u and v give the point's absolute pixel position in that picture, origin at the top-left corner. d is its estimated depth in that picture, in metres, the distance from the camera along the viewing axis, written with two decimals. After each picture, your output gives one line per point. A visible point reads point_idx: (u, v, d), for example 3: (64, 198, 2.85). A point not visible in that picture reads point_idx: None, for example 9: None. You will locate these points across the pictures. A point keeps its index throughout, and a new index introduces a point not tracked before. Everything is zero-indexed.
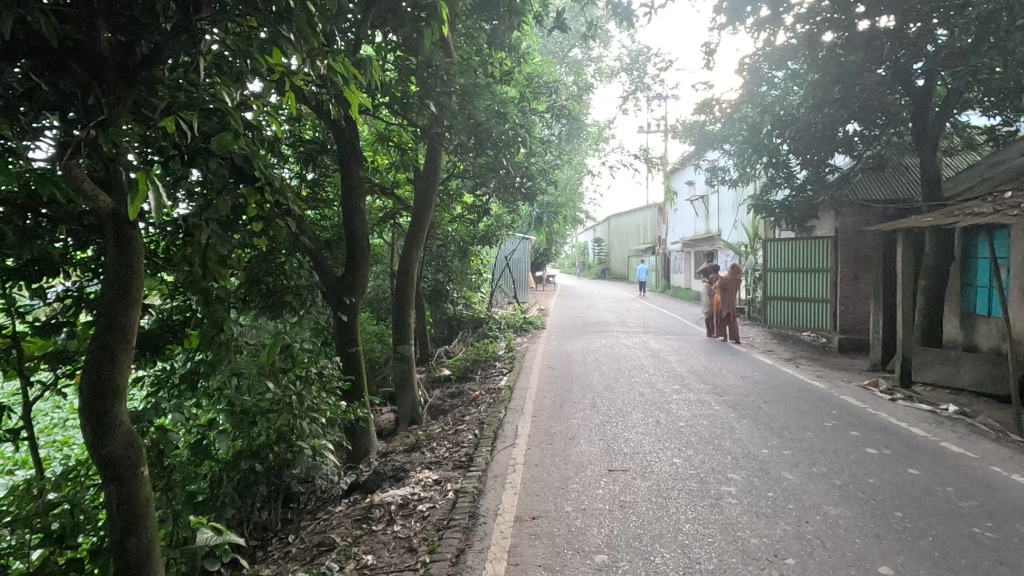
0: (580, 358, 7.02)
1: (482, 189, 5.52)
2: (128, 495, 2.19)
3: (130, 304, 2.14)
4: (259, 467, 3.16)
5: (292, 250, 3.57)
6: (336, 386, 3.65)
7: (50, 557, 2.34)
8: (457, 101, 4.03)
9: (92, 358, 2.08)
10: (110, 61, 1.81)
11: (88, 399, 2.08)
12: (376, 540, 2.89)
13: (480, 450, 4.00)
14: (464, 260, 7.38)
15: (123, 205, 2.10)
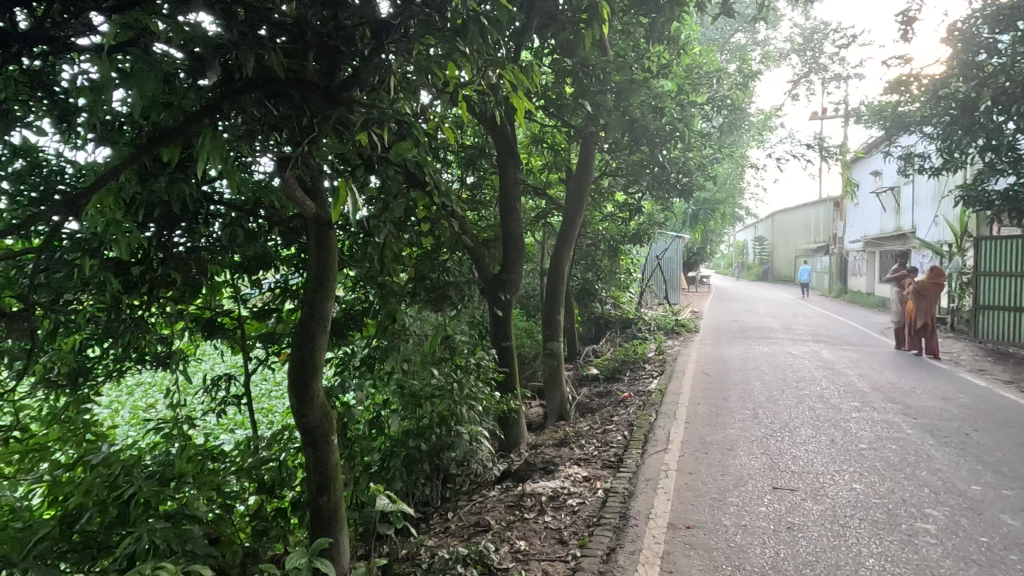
0: (738, 365, 6.54)
1: (635, 186, 5.43)
2: (322, 458, 2.54)
3: (326, 295, 2.49)
4: (423, 447, 3.37)
5: (455, 248, 3.85)
6: (491, 376, 3.89)
7: (263, 504, 2.80)
8: (614, 99, 4.02)
9: (299, 339, 2.46)
10: (318, 84, 2.06)
11: (295, 374, 2.46)
12: (528, 527, 2.99)
13: (630, 452, 3.94)
14: (614, 260, 7.33)
15: (324, 209, 2.44)
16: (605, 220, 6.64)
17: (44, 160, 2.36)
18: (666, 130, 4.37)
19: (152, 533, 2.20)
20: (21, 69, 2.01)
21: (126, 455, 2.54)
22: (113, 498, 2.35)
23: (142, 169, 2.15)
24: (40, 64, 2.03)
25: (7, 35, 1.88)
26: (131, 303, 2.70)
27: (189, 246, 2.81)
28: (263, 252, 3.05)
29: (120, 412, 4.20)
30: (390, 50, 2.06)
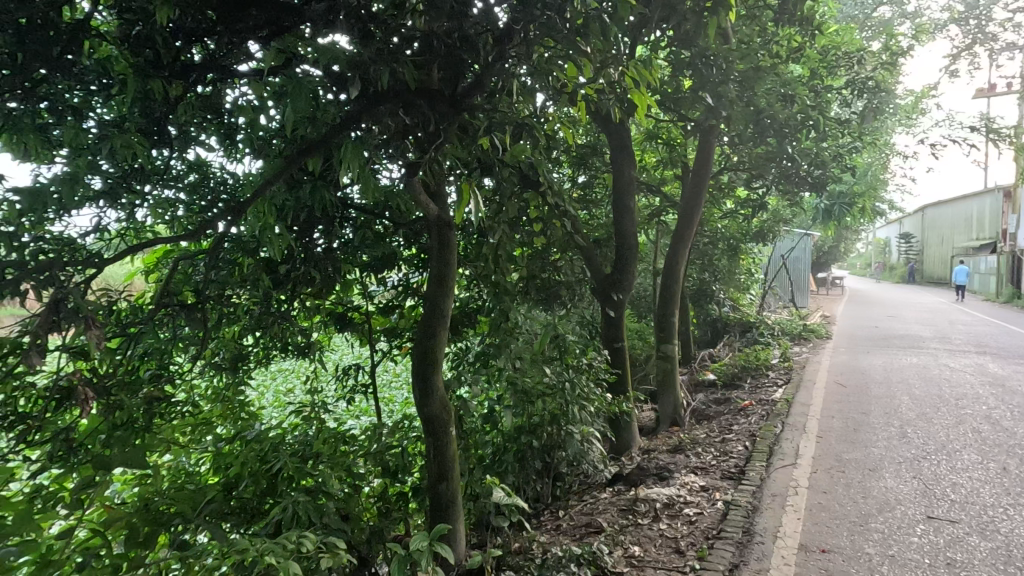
0: (880, 376, 5.87)
1: (759, 181, 5.08)
2: (441, 448, 2.68)
3: (447, 292, 2.62)
4: (536, 443, 3.42)
5: (567, 248, 3.87)
6: (603, 377, 3.86)
7: (387, 487, 3.00)
8: (737, 89, 3.81)
9: (422, 335, 2.61)
10: (445, 95, 2.20)
11: (417, 367, 2.61)
12: (643, 533, 2.93)
13: (753, 464, 3.70)
14: (733, 259, 6.91)
15: (445, 212, 2.57)
16: (725, 218, 6.28)
17: (212, 172, 2.71)
18: (798, 119, 4.05)
19: (296, 506, 2.45)
20: (197, 96, 2.30)
21: (275, 433, 2.85)
22: (265, 471, 2.63)
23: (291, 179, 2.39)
24: (211, 89, 2.33)
25: (187, 66, 2.22)
26: (276, 298, 2.98)
27: (327, 247, 3.06)
28: (387, 253, 3.27)
29: (267, 395, 4.70)
30: (510, 55, 2.12)
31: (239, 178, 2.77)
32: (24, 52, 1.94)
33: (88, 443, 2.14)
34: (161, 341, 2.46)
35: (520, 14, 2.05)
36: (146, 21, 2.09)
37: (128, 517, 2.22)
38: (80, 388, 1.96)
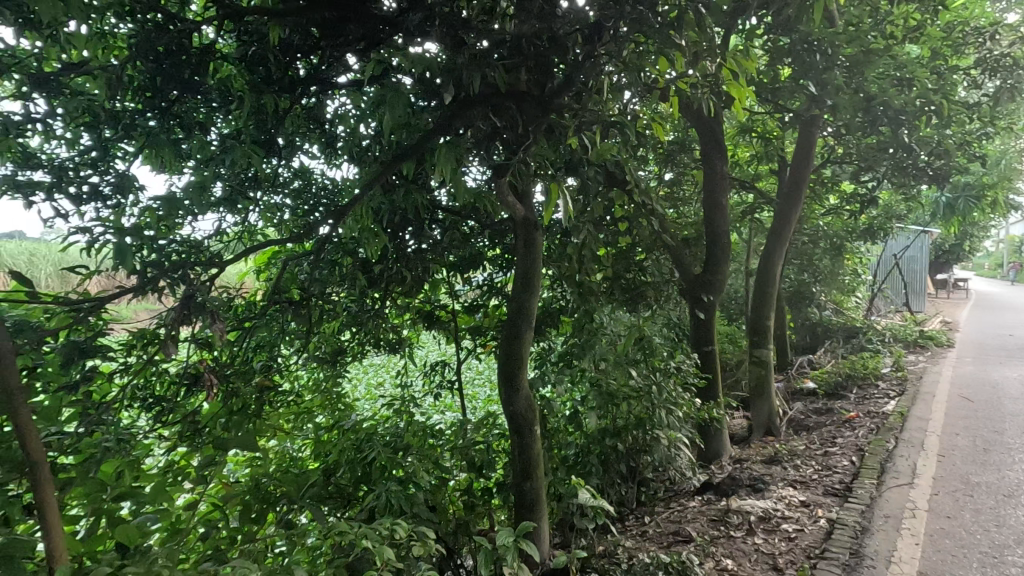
0: (1016, 391, 5.20)
1: (869, 173, 4.67)
2: (526, 446, 2.70)
3: (533, 292, 2.64)
4: (621, 446, 3.36)
5: (654, 247, 3.76)
6: (692, 381, 3.71)
7: (472, 481, 3.07)
8: (844, 75, 3.53)
9: (509, 334, 2.65)
10: (534, 96, 2.22)
11: (504, 365, 2.65)
12: (736, 546, 2.79)
13: (860, 481, 3.41)
14: (837, 259, 6.40)
15: (532, 212, 2.60)
16: (827, 214, 5.84)
17: (314, 178, 2.91)
18: (917, 104, 3.68)
19: (388, 494, 2.56)
20: (303, 108, 2.47)
21: (369, 424, 3.00)
22: (360, 459, 2.77)
23: (388, 182, 2.49)
24: (314, 101, 2.50)
25: (294, 81, 2.40)
26: (370, 295, 3.15)
27: (417, 247, 3.18)
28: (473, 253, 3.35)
29: (359, 389, 4.96)
30: (601, 54, 2.09)
31: (338, 184, 2.95)
32: (161, 75, 2.12)
33: (211, 425, 2.33)
34: (271, 335, 2.66)
35: (611, 11, 2.02)
36: (260, 42, 2.30)
37: (243, 495, 2.42)
38: (206, 375, 2.19)
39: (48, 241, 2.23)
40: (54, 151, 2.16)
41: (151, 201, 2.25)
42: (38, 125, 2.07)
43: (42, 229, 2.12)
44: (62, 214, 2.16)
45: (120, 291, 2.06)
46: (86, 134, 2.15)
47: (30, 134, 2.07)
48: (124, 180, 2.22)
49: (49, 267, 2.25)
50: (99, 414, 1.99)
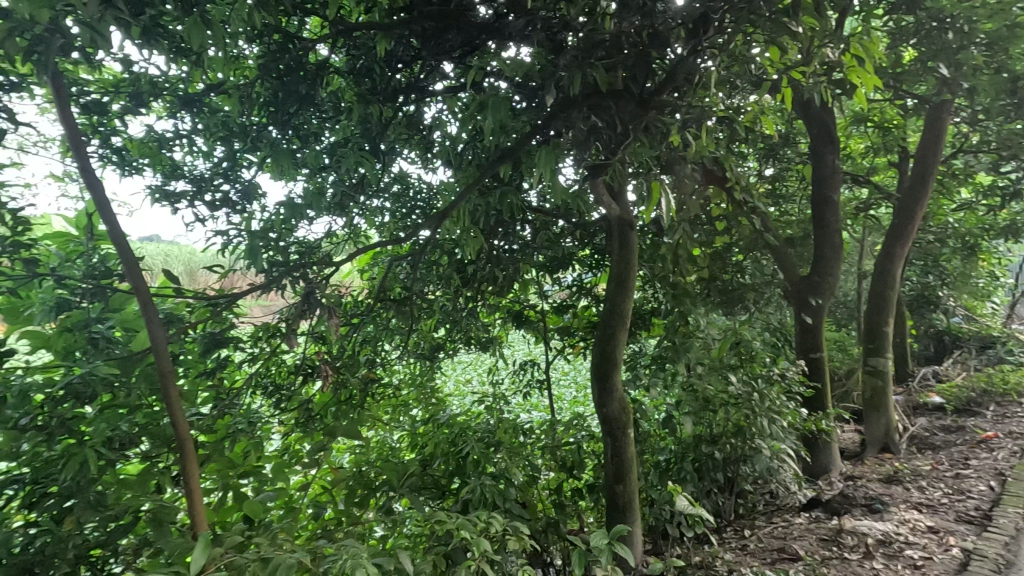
0: None
1: (1012, 164, 4.14)
2: (618, 449, 2.66)
3: (627, 293, 2.60)
4: (718, 454, 3.21)
5: (755, 246, 3.56)
6: (797, 389, 3.48)
7: (562, 481, 3.07)
8: (983, 54, 3.15)
9: (602, 334, 2.63)
10: (633, 93, 2.19)
11: (597, 366, 2.64)
12: (851, 569, 2.59)
13: (1001, 509, 3.04)
14: (969, 260, 5.73)
15: (627, 211, 2.57)
16: (958, 210, 5.22)
17: (411, 181, 3.01)
18: None
19: (483, 488, 2.62)
20: (404, 116, 2.59)
21: (463, 418, 3.08)
22: (455, 453, 2.84)
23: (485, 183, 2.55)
24: (414, 108, 2.61)
25: (396, 90, 2.51)
26: (463, 294, 3.22)
27: (508, 248, 3.23)
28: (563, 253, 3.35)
29: (448, 385, 5.10)
30: (705, 48, 2.01)
31: (432, 187, 3.07)
32: (283, 94, 2.29)
33: (323, 412, 2.50)
34: (375, 330, 2.82)
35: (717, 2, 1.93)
36: (367, 56, 2.45)
37: (348, 479, 2.58)
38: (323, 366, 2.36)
39: (186, 244, 2.42)
40: (194, 163, 2.39)
41: (274, 206, 2.46)
42: (184, 140, 2.31)
43: (184, 232, 2.38)
44: (201, 219, 2.41)
45: (252, 287, 2.28)
46: (220, 148, 2.38)
47: (178, 149, 2.32)
48: (250, 189, 2.44)
49: (179, 266, 2.41)
50: (229, 399, 2.22)
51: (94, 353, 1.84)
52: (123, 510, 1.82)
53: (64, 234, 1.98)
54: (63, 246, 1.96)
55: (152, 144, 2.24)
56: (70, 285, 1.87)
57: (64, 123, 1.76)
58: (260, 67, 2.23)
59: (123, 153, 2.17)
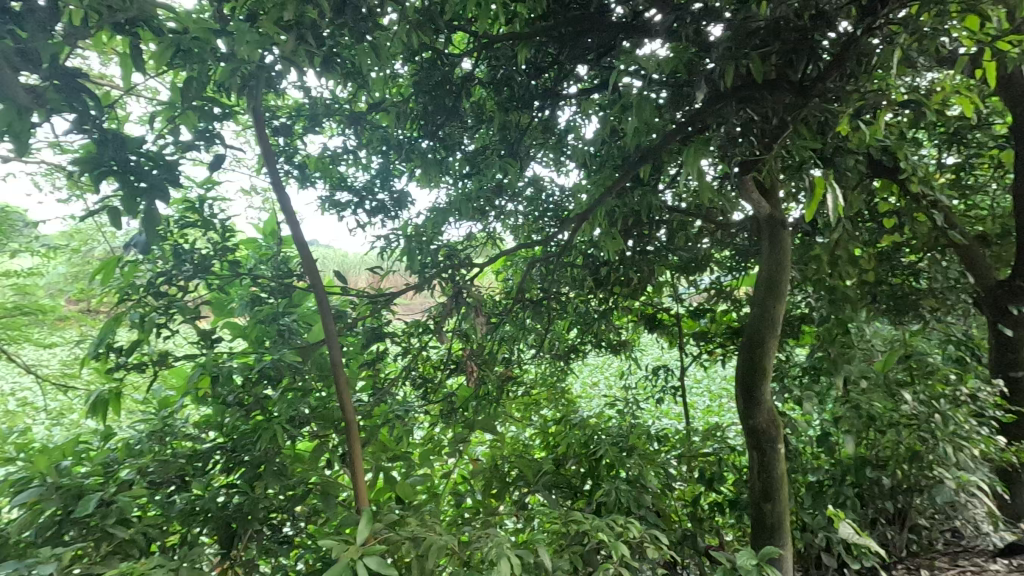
0: None
1: None
2: (766, 464, 2.48)
3: (778, 297, 2.42)
4: (885, 481, 2.85)
5: (933, 246, 3.10)
6: (990, 414, 2.97)
7: (701, 494, 2.92)
8: None
9: (749, 341, 2.48)
10: (792, 82, 1.98)
11: (742, 375, 2.49)
12: None
13: None
14: None
15: (777, 210, 2.40)
16: None
17: (544, 185, 2.96)
18: None
19: (618, 491, 2.59)
20: (540, 120, 2.62)
21: (595, 420, 3.06)
22: (588, 454, 2.83)
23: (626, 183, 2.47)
24: (550, 113, 2.64)
25: (532, 96, 2.59)
26: (594, 296, 3.20)
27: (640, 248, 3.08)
28: (700, 255, 3.17)
29: (574, 387, 5.09)
30: (884, 25, 1.78)
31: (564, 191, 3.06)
32: (432, 108, 2.45)
33: (464, 406, 2.63)
34: (512, 330, 2.91)
35: None
36: (508, 66, 2.52)
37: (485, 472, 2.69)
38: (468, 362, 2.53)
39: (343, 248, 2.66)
40: (356, 176, 2.64)
41: (423, 212, 2.65)
42: (350, 155, 2.56)
43: (347, 237, 2.65)
44: (362, 225, 2.68)
45: (406, 287, 2.52)
46: (378, 160, 2.61)
47: (345, 163, 2.57)
48: (402, 197, 2.69)
49: (333, 265, 2.57)
50: (384, 387, 2.44)
51: (281, 342, 2.11)
52: (300, 481, 2.07)
53: (256, 239, 2.28)
54: (256, 249, 2.25)
55: (325, 160, 2.52)
56: (262, 284, 2.16)
57: (261, 144, 2.06)
58: (415, 86, 2.40)
59: (302, 167, 2.47)
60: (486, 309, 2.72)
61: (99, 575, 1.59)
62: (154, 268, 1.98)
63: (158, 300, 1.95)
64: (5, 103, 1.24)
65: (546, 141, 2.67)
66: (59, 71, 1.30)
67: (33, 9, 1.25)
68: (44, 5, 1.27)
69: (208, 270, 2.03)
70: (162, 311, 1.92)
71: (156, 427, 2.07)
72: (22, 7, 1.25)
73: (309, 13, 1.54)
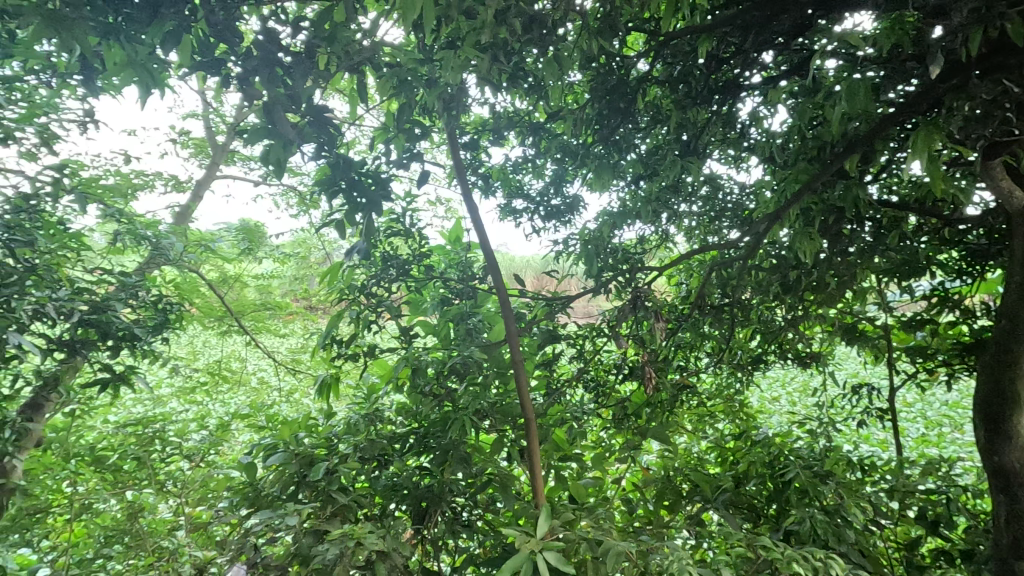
0: None
1: None
2: (1019, 513, 2.02)
3: None
4: None
5: None
6: None
7: (923, 537, 2.46)
8: None
9: (993, 365, 2.09)
10: None
11: (985, 403, 2.12)
12: None
13: None
14: None
15: None
16: None
17: (721, 184, 2.74)
18: None
19: (814, 521, 2.27)
20: (718, 115, 2.43)
21: (782, 438, 2.77)
22: (775, 476, 2.55)
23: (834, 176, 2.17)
24: (731, 106, 2.42)
25: (712, 89, 2.38)
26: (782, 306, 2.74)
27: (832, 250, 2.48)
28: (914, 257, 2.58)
29: (752, 400, 4.69)
30: None
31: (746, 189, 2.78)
32: (607, 113, 2.41)
33: (637, 412, 2.57)
34: (690, 336, 2.76)
35: None
36: (686, 61, 2.32)
37: (657, 482, 2.60)
38: (646, 369, 2.49)
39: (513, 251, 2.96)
40: (532, 183, 2.76)
41: (593, 218, 2.69)
42: (530, 163, 2.69)
43: (523, 242, 2.78)
44: (537, 230, 2.79)
45: (584, 290, 2.55)
46: (553, 167, 2.70)
47: (524, 171, 2.72)
48: (574, 201, 2.74)
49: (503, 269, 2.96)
50: (558, 387, 2.50)
51: (468, 339, 2.27)
52: (481, 471, 2.20)
53: (445, 245, 2.49)
54: (446, 254, 2.44)
55: (506, 170, 2.68)
56: (450, 287, 2.37)
57: (453, 158, 2.25)
58: (591, 92, 2.37)
59: (486, 177, 2.66)
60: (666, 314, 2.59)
61: (326, 532, 1.87)
62: (366, 271, 2.27)
63: (369, 300, 2.24)
64: (276, 138, 1.51)
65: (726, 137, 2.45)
66: (312, 109, 1.55)
67: (295, 58, 1.49)
68: (302, 53, 1.50)
69: (408, 274, 2.28)
70: (373, 310, 2.20)
71: (365, 410, 2.37)
72: (288, 58, 1.49)
73: (500, 34, 1.63)
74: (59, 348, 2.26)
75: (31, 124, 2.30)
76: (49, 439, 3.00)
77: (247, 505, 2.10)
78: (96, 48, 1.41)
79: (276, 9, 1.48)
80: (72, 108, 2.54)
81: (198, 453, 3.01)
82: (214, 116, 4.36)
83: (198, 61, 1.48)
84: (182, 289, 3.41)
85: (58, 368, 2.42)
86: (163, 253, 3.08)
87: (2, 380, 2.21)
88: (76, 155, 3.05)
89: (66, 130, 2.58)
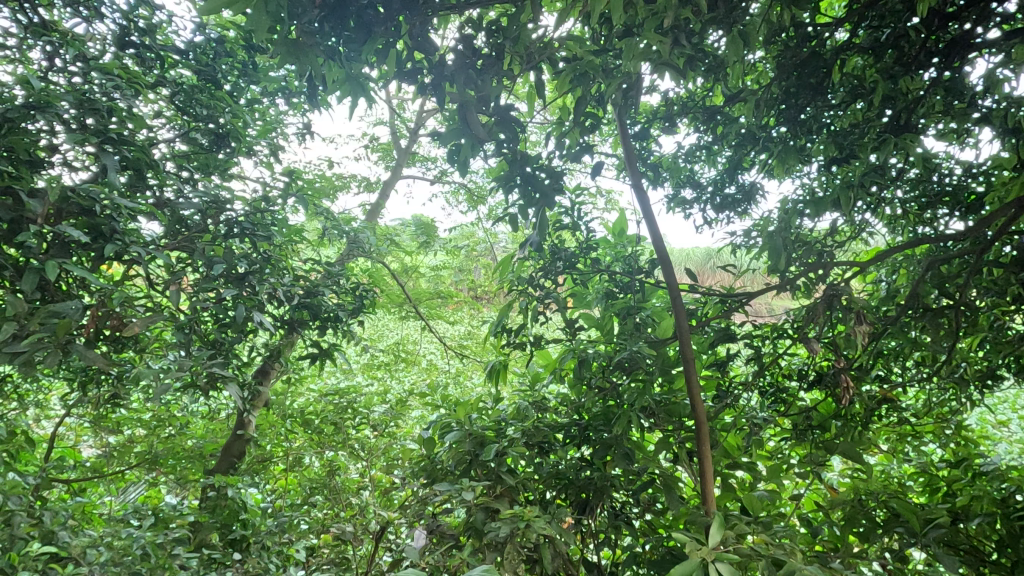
0: None
1: None
2: None
3: None
4: None
5: None
6: None
7: None
8: None
9: None
10: None
11: None
12: None
13: None
14: None
15: None
16: None
17: (940, 164, 2.30)
18: None
19: None
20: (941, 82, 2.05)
21: (1019, 471, 2.26)
22: (1010, 516, 2.09)
23: None
24: (959, 71, 2.02)
25: (931, 52, 2.01)
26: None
27: None
28: None
29: (970, 423, 3.94)
30: None
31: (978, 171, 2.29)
32: (796, 89, 2.11)
33: (825, 424, 2.30)
34: (898, 343, 2.37)
35: None
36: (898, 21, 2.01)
37: (846, 505, 2.28)
38: (842, 376, 2.24)
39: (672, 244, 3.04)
40: (704, 172, 2.62)
41: (773, 206, 2.43)
42: (704, 151, 2.57)
43: (695, 233, 2.64)
44: (709, 222, 2.63)
45: (767, 287, 2.32)
46: (729, 153, 2.52)
47: (696, 160, 2.62)
48: (751, 189, 2.52)
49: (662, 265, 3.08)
50: (729, 391, 2.31)
51: (635, 334, 2.23)
52: (644, 470, 2.15)
53: (610, 238, 2.45)
54: (611, 247, 2.40)
55: (676, 159, 2.61)
56: (616, 280, 2.33)
57: (624, 148, 2.20)
58: (776, 69, 2.10)
59: (656, 167, 2.59)
60: (869, 316, 2.21)
61: (496, 508, 1.97)
62: (536, 263, 2.35)
63: (538, 290, 2.31)
64: (466, 139, 1.63)
65: (950, 108, 2.05)
66: (499, 109, 1.64)
67: (487, 61, 1.57)
68: (493, 55, 1.58)
69: (575, 266, 2.31)
70: (541, 301, 2.27)
71: (531, 398, 2.45)
72: (481, 61, 1.57)
73: (684, 14, 1.54)
74: (283, 325, 2.68)
75: (266, 138, 2.77)
76: (272, 400, 3.61)
77: (426, 476, 2.30)
78: (321, 69, 1.58)
79: (472, 17, 1.56)
80: (294, 122, 3.01)
81: (382, 424, 3.38)
82: (398, 123, 4.85)
83: (401, 71, 1.63)
84: (372, 277, 3.85)
85: (281, 343, 2.88)
86: (359, 245, 3.52)
87: (243, 349, 2.68)
88: (294, 162, 3.59)
89: (289, 142, 3.07)
